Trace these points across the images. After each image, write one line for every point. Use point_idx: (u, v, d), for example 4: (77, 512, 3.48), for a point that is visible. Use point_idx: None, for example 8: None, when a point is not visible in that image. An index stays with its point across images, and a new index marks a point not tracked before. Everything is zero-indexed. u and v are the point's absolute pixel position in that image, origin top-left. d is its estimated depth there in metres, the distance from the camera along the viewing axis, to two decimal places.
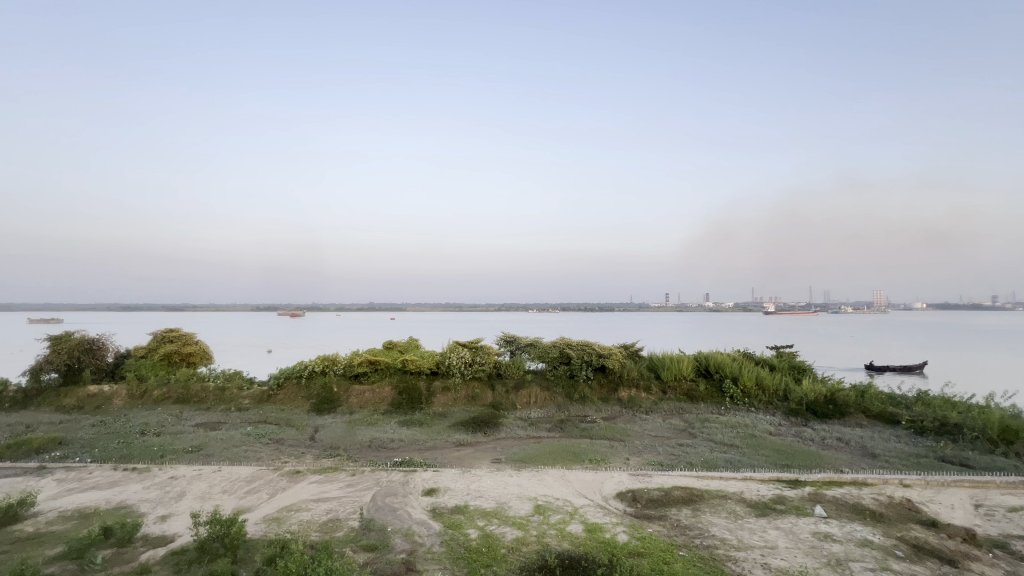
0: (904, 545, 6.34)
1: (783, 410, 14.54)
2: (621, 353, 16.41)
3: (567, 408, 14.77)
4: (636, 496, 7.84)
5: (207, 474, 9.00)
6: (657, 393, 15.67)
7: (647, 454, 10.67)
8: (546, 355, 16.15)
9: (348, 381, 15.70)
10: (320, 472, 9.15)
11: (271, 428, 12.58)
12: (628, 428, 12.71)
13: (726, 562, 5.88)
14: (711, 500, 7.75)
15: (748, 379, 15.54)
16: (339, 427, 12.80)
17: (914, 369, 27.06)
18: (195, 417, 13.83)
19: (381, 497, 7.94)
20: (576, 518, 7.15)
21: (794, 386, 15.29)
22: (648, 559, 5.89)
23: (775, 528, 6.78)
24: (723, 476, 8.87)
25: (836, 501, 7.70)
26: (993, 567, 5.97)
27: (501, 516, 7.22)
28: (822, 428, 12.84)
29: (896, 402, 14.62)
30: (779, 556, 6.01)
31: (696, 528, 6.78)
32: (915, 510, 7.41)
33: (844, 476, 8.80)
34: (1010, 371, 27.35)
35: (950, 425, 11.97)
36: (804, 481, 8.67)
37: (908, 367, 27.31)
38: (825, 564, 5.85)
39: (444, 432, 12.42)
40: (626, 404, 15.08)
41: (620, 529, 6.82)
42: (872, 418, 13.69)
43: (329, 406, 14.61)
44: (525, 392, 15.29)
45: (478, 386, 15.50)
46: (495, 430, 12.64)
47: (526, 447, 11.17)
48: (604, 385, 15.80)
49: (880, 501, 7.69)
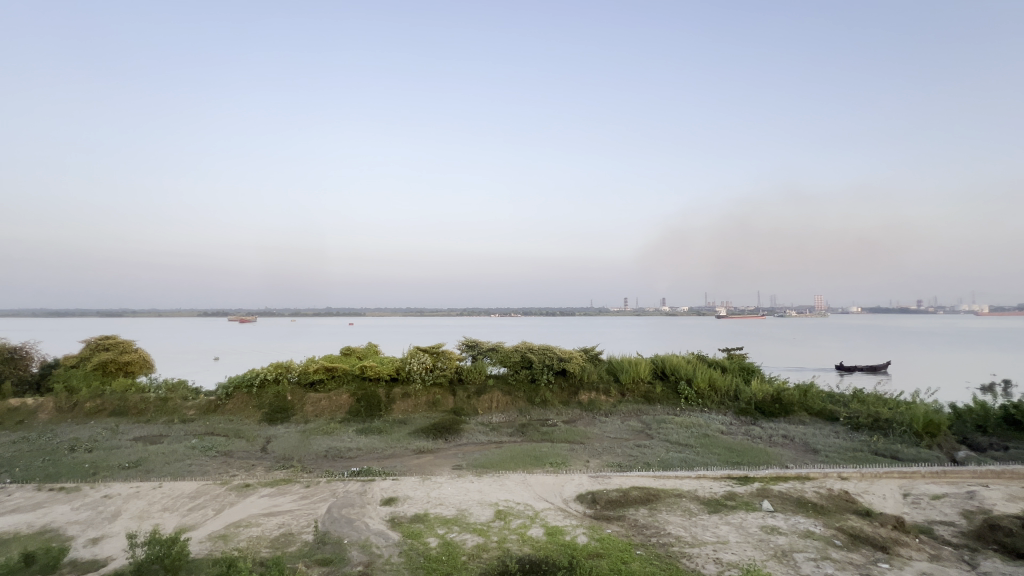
0: (843, 534, 6.76)
1: (734, 409, 15.21)
2: (582, 356, 16.69)
3: (528, 412, 14.85)
4: (595, 498, 7.96)
5: (146, 491, 8.43)
6: (616, 395, 16.00)
7: (607, 456, 10.89)
8: (508, 359, 16.18)
9: (302, 389, 15.13)
10: (272, 484, 8.75)
11: (219, 440, 11.92)
12: (588, 431, 12.93)
13: (681, 558, 6.07)
14: (667, 498, 7.98)
15: (701, 380, 16.18)
16: (293, 437, 12.28)
17: (880, 369, 28.81)
18: (133, 430, 12.93)
19: (336, 509, 7.69)
20: (536, 522, 7.18)
21: (743, 386, 16.04)
22: (607, 560, 5.98)
23: (726, 524, 7.06)
24: (679, 475, 9.16)
25: (782, 495, 8.11)
26: (921, 552, 6.45)
27: (462, 523, 7.14)
28: (769, 426, 13.49)
29: (835, 399, 15.59)
30: (730, 550, 6.25)
31: (652, 527, 6.96)
32: (851, 501, 7.91)
33: (789, 471, 9.30)
34: (945, 369, 29.61)
35: (882, 421, 12.89)
36: (752, 477, 9.09)
37: (875, 368, 29.09)
38: (772, 556, 6.14)
39: (404, 439, 12.18)
40: (586, 407, 15.31)
41: (580, 530, 6.91)
42: (814, 416, 14.54)
43: (282, 415, 14.01)
44: (486, 397, 15.22)
45: (440, 392, 15.30)
46: (456, 436, 12.51)
47: (487, 452, 11.13)
48: (565, 388, 15.96)
49: (820, 494, 8.16)
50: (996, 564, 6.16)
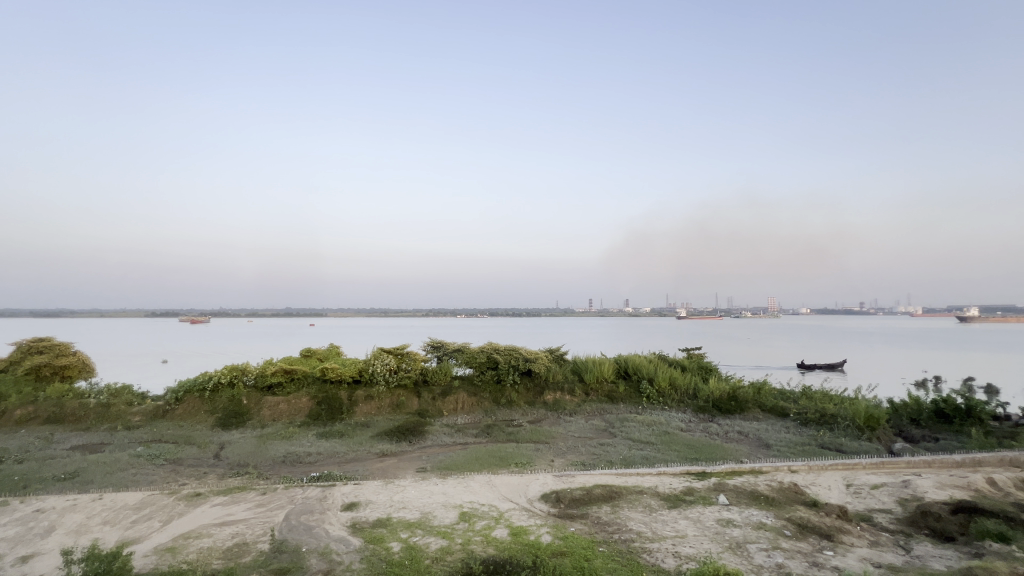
0: (792, 525, 7.11)
1: (693, 407, 15.73)
2: (547, 356, 16.81)
3: (494, 413, 14.84)
4: (560, 497, 8.04)
5: (84, 504, 7.88)
6: (581, 394, 16.24)
7: (570, 455, 11.03)
8: (474, 360, 16.08)
9: (259, 392, 14.54)
10: (224, 493, 8.36)
11: (167, 448, 11.30)
12: (553, 430, 13.06)
13: (641, 554, 6.21)
14: (628, 495, 8.16)
15: (662, 380, 16.64)
16: (248, 442, 11.80)
17: (838, 367, 30.18)
18: (70, 439, 12.07)
19: (295, 516, 7.43)
20: (501, 523, 7.18)
21: (702, 385, 16.61)
22: (570, 558, 6.05)
23: (684, 518, 7.29)
24: (640, 472, 9.40)
25: (737, 489, 8.45)
26: (861, 538, 6.87)
27: (425, 526, 7.06)
28: (725, 423, 14.03)
29: (786, 396, 16.39)
30: (688, 544, 6.46)
31: (614, 524, 7.10)
32: (800, 493, 8.34)
33: (743, 466, 9.70)
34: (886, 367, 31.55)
35: (828, 416, 13.66)
36: (710, 472, 9.43)
37: (834, 366, 30.42)
38: (727, 547, 6.39)
39: (366, 443, 11.92)
40: (551, 407, 15.46)
41: (544, 530, 6.96)
42: (766, 412, 15.24)
43: (237, 420, 13.42)
44: (451, 398, 15.11)
45: (404, 394, 15.06)
46: (420, 438, 12.37)
47: (452, 454, 11.05)
48: (531, 389, 16.05)
49: (772, 487, 8.55)
50: (927, 547, 6.64)
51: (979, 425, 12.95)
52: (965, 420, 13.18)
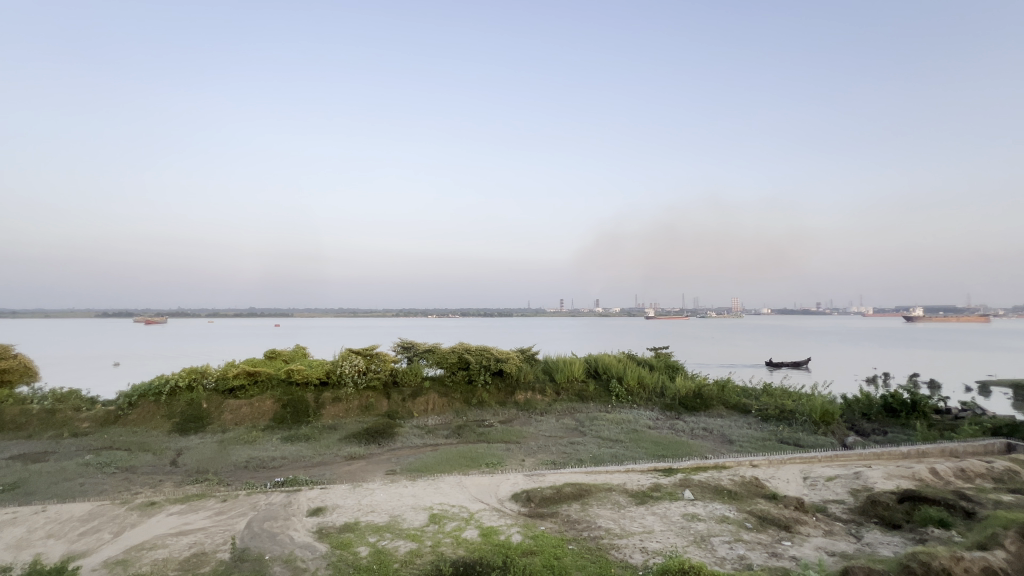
0: (753, 517, 7.38)
1: (660, 404, 16.11)
2: (519, 356, 16.83)
3: (465, 413, 14.78)
4: (530, 496, 8.07)
5: (25, 517, 7.39)
6: (552, 394, 16.36)
7: (541, 454, 11.09)
8: (444, 361, 15.89)
9: (220, 396, 13.99)
10: (182, 501, 8.00)
11: (119, 455, 10.73)
12: (524, 430, 13.10)
13: (610, 550, 6.31)
14: (598, 493, 8.27)
15: (631, 378, 16.95)
16: (208, 447, 11.35)
17: (801, 364, 31.41)
18: (10, 448, 11.30)
19: (257, 523, 7.19)
20: (471, 523, 7.15)
21: (669, 383, 17.02)
22: (540, 556, 6.09)
23: (651, 514, 7.46)
24: (609, 470, 9.56)
25: (701, 484, 8.71)
26: (817, 528, 7.19)
27: (395, 530, 6.96)
28: (691, 420, 14.42)
29: (748, 393, 16.99)
30: (655, 539, 6.61)
31: (584, 521, 7.19)
32: (760, 486, 8.67)
33: (707, 461, 10.00)
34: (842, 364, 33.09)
35: (787, 412, 14.25)
36: (676, 468, 9.68)
37: (797, 364, 31.66)
38: (692, 541, 6.57)
39: (334, 446, 11.66)
40: (522, 407, 15.52)
41: (514, 529, 6.98)
42: (730, 409, 15.76)
43: (196, 425, 12.88)
44: (422, 399, 14.96)
45: (373, 395, 14.79)
46: (390, 440, 12.18)
47: (422, 456, 10.94)
48: (502, 389, 16.06)
49: (735, 481, 8.85)
50: (876, 535, 7.01)
51: (922, 418, 13.78)
52: (910, 413, 14.00)
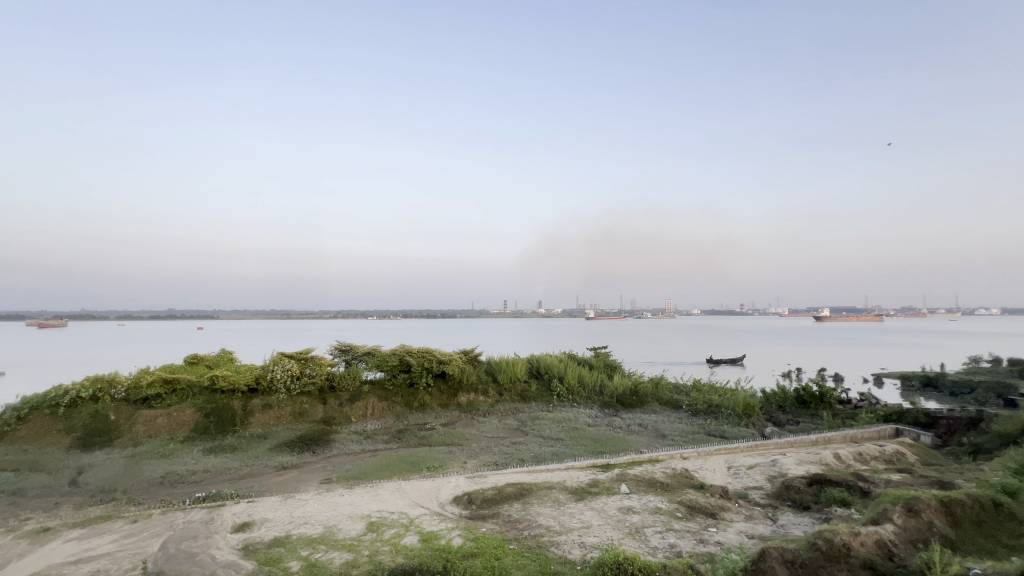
0: (683, 507, 7.81)
1: (599, 402, 16.64)
2: (461, 358, 16.64)
3: (406, 417, 14.48)
4: (471, 498, 8.03)
5: None
6: (494, 395, 16.39)
7: (484, 455, 11.09)
8: (385, 364, 15.36)
9: (131, 406, 12.72)
10: (82, 525, 7.19)
11: (4, 477, 9.45)
12: (466, 432, 13.02)
13: (550, 547, 6.42)
14: (538, 491, 8.39)
15: (572, 378, 17.37)
16: (116, 463, 10.29)
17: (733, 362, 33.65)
18: None
19: (174, 544, 6.62)
20: (411, 530, 7.00)
21: (608, 382, 17.62)
22: (480, 558, 6.08)
23: (590, 509, 7.69)
24: (551, 469, 9.74)
25: (637, 478, 9.09)
26: (739, 514, 7.73)
27: (329, 541, 6.67)
28: (628, 417, 15.03)
29: (680, 389, 17.97)
30: (592, 533, 6.81)
31: (525, 520, 7.26)
32: (690, 477, 9.19)
33: (642, 456, 10.47)
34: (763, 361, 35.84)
35: (714, 406, 15.22)
36: (613, 464, 10.05)
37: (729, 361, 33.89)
38: (627, 533, 6.83)
39: (264, 456, 10.98)
40: (465, 409, 15.46)
41: (455, 533, 6.91)
42: (663, 405, 16.61)
43: (102, 439, 11.62)
44: (361, 404, 14.45)
45: (307, 401, 14.08)
46: (325, 447, 11.66)
47: (360, 462, 10.57)
48: (444, 391, 15.86)
49: (667, 473, 9.33)
50: (789, 516, 7.66)
51: (829, 408, 15.27)
52: (819, 405, 15.43)
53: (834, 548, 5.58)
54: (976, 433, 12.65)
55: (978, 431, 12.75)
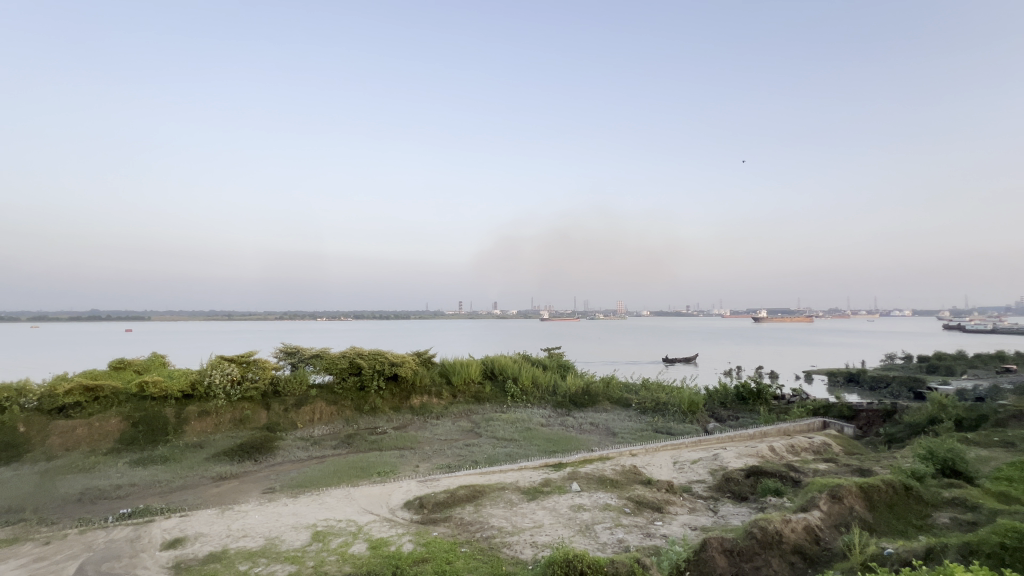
0: (631, 502, 8.05)
1: (553, 402, 16.87)
2: (415, 360, 16.28)
3: (356, 422, 14.06)
4: (422, 502, 7.91)
5: None
6: (448, 398, 16.22)
7: (436, 458, 10.95)
8: (334, 367, 14.76)
9: (44, 417, 11.56)
10: None
11: None
12: (419, 435, 12.81)
13: (501, 548, 6.43)
14: (491, 493, 8.38)
15: (525, 379, 17.47)
16: (26, 480, 9.33)
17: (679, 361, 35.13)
18: None
19: (93, 566, 6.07)
20: (359, 537, 6.80)
21: (561, 382, 17.89)
22: (431, 563, 5.98)
23: (542, 508, 7.77)
24: (504, 470, 9.77)
25: (588, 475, 9.28)
26: (683, 507, 8.07)
27: (271, 553, 6.34)
28: (579, 416, 15.32)
29: (629, 388, 18.53)
30: (544, 533, 6.88)
31: (477, 523, 7.23)
32: (638, 473, 9.50)
33: (593, 454, 10.70)
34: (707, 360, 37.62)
35: (661, 404, 15.82)
36: (565, 463, 10.22)
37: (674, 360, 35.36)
38: (577, 531, 6.95)
39: (200, 466, 10.32)
40: (417, 411, 15.23)
41: (405, 538, 6.77)
42: (613, 404, 17.08)
43: (9, 454, 10.49)
44: (307, 409, 13.87)
45: (249, 407, 13.34)
46: (268, 455, 11.12)
47: (305, 470, 10.14)
48: (396, 394, 15.51)
49: (616, 470, 9.59)
50: (729, 507, 8.08)
51: (765, 403, 16.25)
52: (756, 400, 16.39)
53: (768, 536, 5.93)
54: (890, 424, 13.91)
55: (892, 422, 14.03)
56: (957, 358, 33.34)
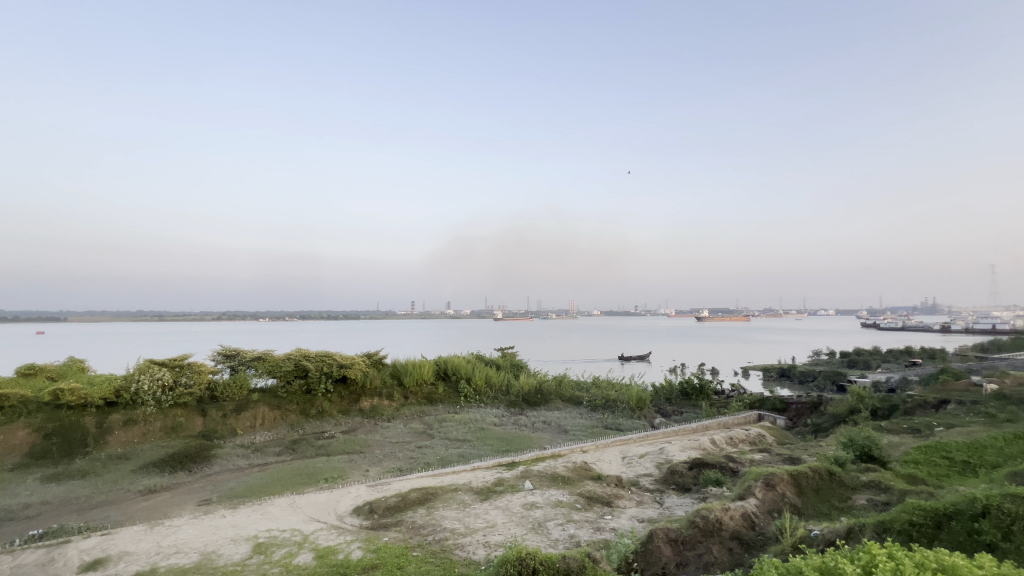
0: (582, 497, 8.24)
1: (506, 402, 16.94)
2: (365, 361, 15.80)
3: (301, 427, 13.49)
4: (373, 507, 7.71)
5: None
6: (399, 400, 15.89)
7: (387, 462, 10.70)
8: (278, 369, 14.07)
9: None
10: None
11: None
12: (369, 438, 12.46)
13: (454, 550, 6.38)
14: (443, 495, 8.30)
15: (479, 379, 17.41)
16: None
17: (628, 360, 36.24)
18: None
19: None
20: (305, 547, 6.53)
21: (514, 382, 18.00)
22: (382, 569, 5.85)
23: (495, 508, 7.79)
24: (456, 471, 9.71)
25: (541, 473, 9.41)
26: (631, 500, 8.36)
27: (206, 569, 5.96)
28: (532, 415, 15.49)
29: (581, 386, 18.93)
30: (497, 532, 6.90)
31: (429, 525, 7.14)
32: (588, 469, 9.75)
33: (546, 452, 10.85)
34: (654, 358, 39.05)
35: (611, 401, 16.29)
36: (518, 462, 10.29)
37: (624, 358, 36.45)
38: (530, 529, 7.02)
39: (125, 479, 9.53)
40: (368, 414, 14.82)
41: (355, 545, 6.57)
42: (565, 402, 17.40)
43: None
44: (249, 414, 13.15)
45: (183, 414, 12.46)
46: (204, 465, 10.44)
47: (246, 478, 9.61)
48: (345, 397, 15.01)
49: (568, 467, 9.79)
50: (673, 498, 8.46)
51: (706, 398, 17.12)
52: (699, 396, 17.23)
53: (709, 524, 6.26)
54: (816, 415, 15.05)
55: (818, 413, 15.18)
56: (873, 353, 36.58)
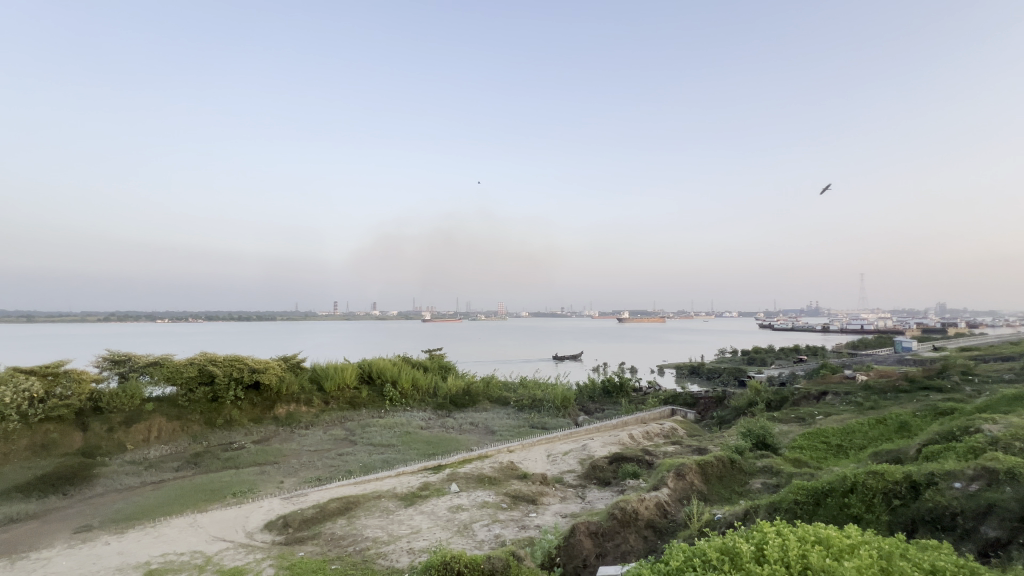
0: (508, 497, 8.33)
1: (432, 405, 16.68)
2: (281, 365, 14.76)
3: (205, 439, 12.35)
4: (287, 521, 7.24)
5: None
6: (318, 405, 15.03)
7: (304, 472, 10.09)
8: (178, 376, 12.69)
9: None
10: None
11: None
12: (284, 448, 11.68)
13: (376, 559, 6.17)
14: (366, 503, 7.99)
15: (406, 381, 16.95)
16: None
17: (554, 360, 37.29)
18: None
19: None
20: (207, 570, 5.97)
21: (441, 384, 17.76)
22: None
23: (420, 513, 7.64)
24: (380, 477, 9.40)
25: (467, 475, 9.37)
26: (555, 497, 8.60)
27: None
28: (459, 417, 15.39)
29: (509, 387, 19.11)
30: (421, 537, 6.77)
31: (349, 536, 6.84)
32: (514, 468, 9.88)
33: (473, 454, 10.82)
34: None
35: (537, 401, 16.63)
36: (444, 465, 10.17)
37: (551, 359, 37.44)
38: (455, 532, 6.97)
39: None
40: (283, 422, 13.89)
41: (266, 563, 6.12)
42: (492, 404, 17.50)
43: None
44: (142, 427, 11.77)
45: (58, 429, 10.87)
46: (84, 486, 9.18)
47: (136, 499, 8.58)
48: (257, 404, 13.92)
49: (494, 467, 9.85)
50: (594, 493, 8.84)
51: (626, 395, 18.05)
52: (619, 393, 18.11)
53: (626, 515, 6.61)
54: (721, 408, 16.45)
55: (723, 406, 16.60)
56: (769, 351, 40.65)
